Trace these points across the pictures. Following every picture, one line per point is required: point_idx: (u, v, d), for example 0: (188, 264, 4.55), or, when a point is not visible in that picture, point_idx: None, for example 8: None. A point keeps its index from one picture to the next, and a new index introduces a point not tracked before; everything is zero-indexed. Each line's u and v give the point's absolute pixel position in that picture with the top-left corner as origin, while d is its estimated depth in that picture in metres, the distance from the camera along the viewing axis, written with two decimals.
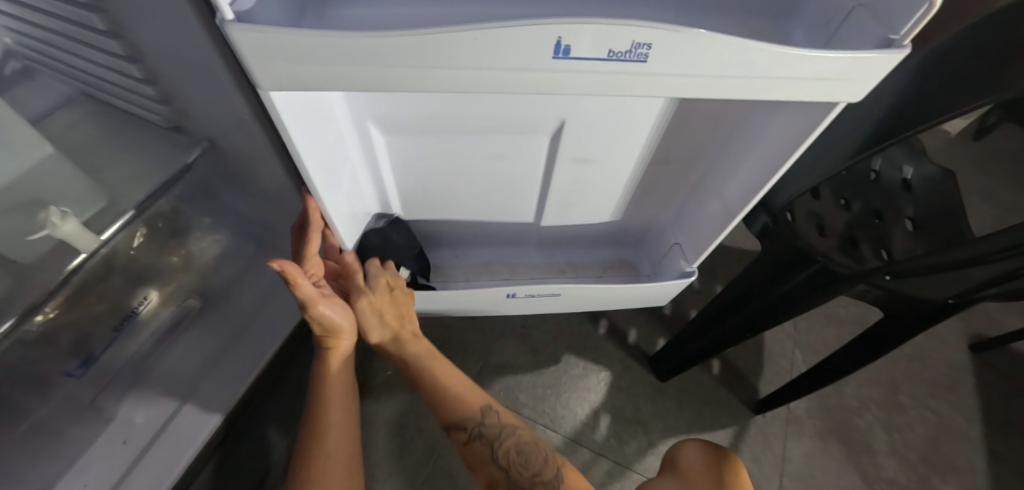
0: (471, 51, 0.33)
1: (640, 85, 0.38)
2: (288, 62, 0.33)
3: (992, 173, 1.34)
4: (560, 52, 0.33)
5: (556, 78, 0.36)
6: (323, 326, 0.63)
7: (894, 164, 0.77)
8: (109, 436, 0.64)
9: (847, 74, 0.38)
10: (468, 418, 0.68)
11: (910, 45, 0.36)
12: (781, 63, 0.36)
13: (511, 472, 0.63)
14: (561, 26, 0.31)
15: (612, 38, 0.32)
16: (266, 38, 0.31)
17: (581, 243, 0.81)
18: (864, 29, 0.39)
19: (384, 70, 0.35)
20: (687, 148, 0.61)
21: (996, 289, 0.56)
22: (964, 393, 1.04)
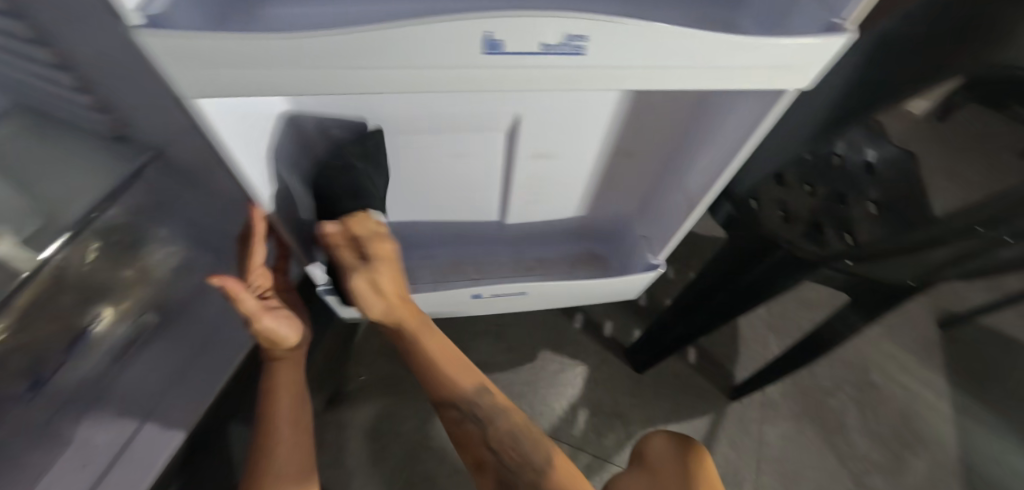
0: (399, 50, 0.31)
1: (583, 80, 0.37)
2: (210, 69, 0.31)
3: (957, 152, 1.37)
4: (491, 48, 0.32)
5: (493, 76, 0.35)
6: (269, 339, 0.61)
7: (858, 146, 0.69)
8: (66, 461, 0.62)
9: (795, 61, 0.37)
10: (462, 398, 0.61)
11: (856, 29, 0.35)
12: (724, 51, 0.35)
13: (500, 457, 0.58)
14: (487, 20, 0.30)
15: (545, 30, 0.31)
16: (181, 42, 0.28)
17: (550, 238, 0.80)
18: (810, 14, 0.38)
19: (311, 74, 0.32)
20: (646, 139, 0.60)
21: (955, 268, 0.58)
22: (934, 368, 1.06)
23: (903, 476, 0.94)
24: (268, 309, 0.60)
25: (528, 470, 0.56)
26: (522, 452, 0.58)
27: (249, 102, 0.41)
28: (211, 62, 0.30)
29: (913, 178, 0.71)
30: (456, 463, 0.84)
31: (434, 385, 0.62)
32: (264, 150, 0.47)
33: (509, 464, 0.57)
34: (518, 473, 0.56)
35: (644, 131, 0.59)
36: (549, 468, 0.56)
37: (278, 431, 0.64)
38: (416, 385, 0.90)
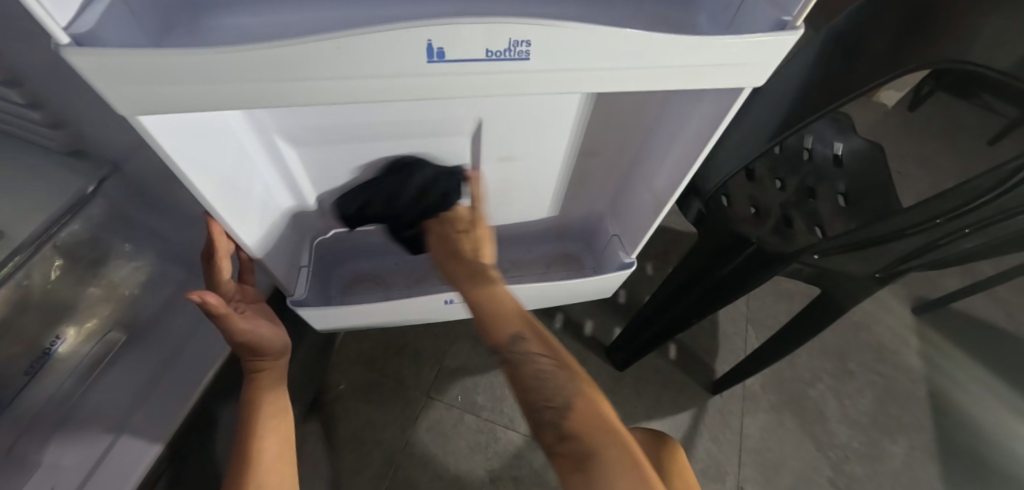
0: (339, 61, 0.30)
1: (535, 84, 0.36)
2: (145, 85, 0.29)
3: (927, 141, 1.40)
4: (435, 56, 0.31)
5: (438, 83, 0.34)
6: (253, 349, 0.58)
7: (824, 140, 0.74)
8: (36, 483, 0.57)
9: (744, 59, 0.37)
10: (498, 342, 0.57)
11: (802, 27, 0.35)
12: (671, 51, 0.35)
13: (531, 403, 0.53)
14: (427, 28, 0.29)
15: (486, 36, 0.31)
16: (115, 61, 0.27)
17: (523, 240, 0.80)
18: (757, 9, 0.37)
19: (253, 86, 0.31)
20: (611, 139, 0.60)
21: (918, 261, 0.56)
22: (909, 355, 1.08)
23: (881, 462, 0.95)
24: (251, 318, 0.58)
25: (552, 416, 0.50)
26: (550, 396, 0.52)
27: (202, 117, 0.40)
28: (141, 80, 0.29)
29: (878, 172, 0.72)
30: (438, 469, 0.83)
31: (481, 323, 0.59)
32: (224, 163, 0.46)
33: (537, 409, 0.52)
34: (545, 415, 0.51)
35: (608, 131, 0.59)
36: (573, 413, 0.50)
37: (266, 440, 0.58)
38: (396, 391, 0.90)
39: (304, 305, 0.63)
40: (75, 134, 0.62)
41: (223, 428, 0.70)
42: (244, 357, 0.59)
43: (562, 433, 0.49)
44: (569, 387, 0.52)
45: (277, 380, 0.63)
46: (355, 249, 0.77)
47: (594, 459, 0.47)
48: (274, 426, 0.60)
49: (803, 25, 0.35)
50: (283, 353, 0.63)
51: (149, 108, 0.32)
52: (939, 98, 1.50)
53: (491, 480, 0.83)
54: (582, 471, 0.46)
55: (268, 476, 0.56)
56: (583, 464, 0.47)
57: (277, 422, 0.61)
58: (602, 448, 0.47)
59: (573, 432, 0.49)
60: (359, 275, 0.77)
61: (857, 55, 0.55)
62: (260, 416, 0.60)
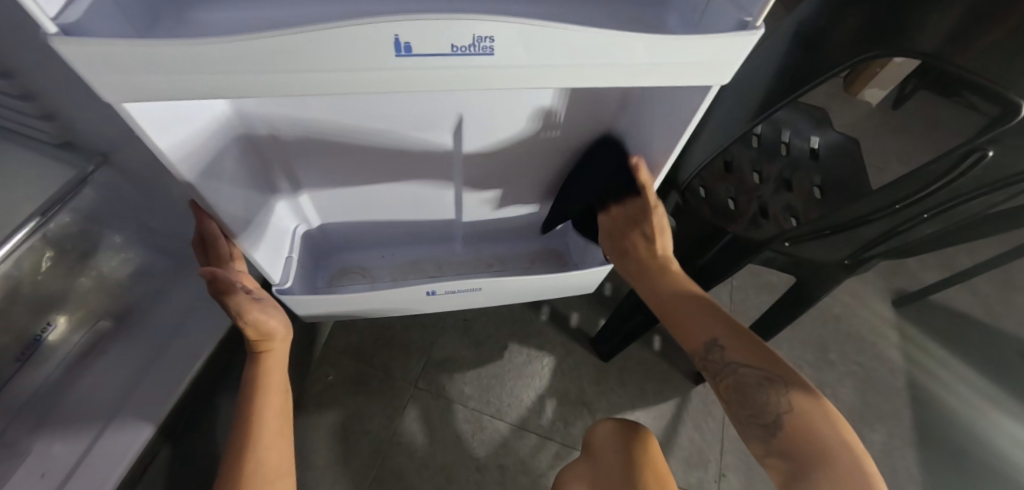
0: (315, 53, 0.32)
1: (494, 81, 0.38)
2: (137, 73, 0.30)
3: (908, 138, 1.43)
4: (402, 50, 0.33)
5: (410, 77, 0.36)
6: (258, 331, 0.57)
7: (802, 134, 0.76)
8: (24, 472, 0.58)
9: (703, 59, 0.38)
10: (691, 351, 0.59)
11: (763, 27, 0.36)
12: (632, 48, 0.37)
13: (732, 413, 0.53)
14: (395, 23, 0.31)
15: (450, 31, 0.32)
16: (104, 49, 0.28)
17: (507, 236, 0.83)
18: (719, 11, 0.39)
19: (237, 77, 0.33)
20: (586, 131, 0.63)
21: (882, 248, 0.57)
22: (889, 346, 1.11)
23: None
24: (259, 300, 0.56)
25: (756, 424, 0.50)
26: (755, 411, 0.51)
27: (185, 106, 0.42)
28: (133, 68, 0.30)
29: (853, 164, 0.74)
30: (426, 458, 0.85)
31: (673, 330, 0.61)
32: (206, 152, 0.46)
33: (740, 421, 0.52)
34: (751, 430, 0.51)
35: (586, 123, 0.61)
36: (780, 430, 0.48)
37: (265, 420, 0.57)
38: (384, 383, 0.91)
39: (290, 293, 0.64)
40: (66, 126, 0.62)
41: (221, 414, 0.74)
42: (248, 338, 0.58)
43: (768, 448, 0.48)
44: (781, 403, 0.49)
45: (281, 362, 0.63)
46: (339, 241, 0.78)
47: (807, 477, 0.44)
48: (273, 407, 0.59)
49: (764, 25, 0.36)
50: (287, 336, 0.62)
51: (136, 96, 0.33)
52: (921, 96, 1.53)
53: (478, 467, 0.85)
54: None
55: (269, 450, 0.56)
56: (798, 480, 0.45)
57: (278, 401, 0.60)
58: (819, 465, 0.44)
59: (782, 449, 0.47)
60: (346, 267, 0.79)
61: (823, 47, 0.56)
62: (262, 393, 0.59)
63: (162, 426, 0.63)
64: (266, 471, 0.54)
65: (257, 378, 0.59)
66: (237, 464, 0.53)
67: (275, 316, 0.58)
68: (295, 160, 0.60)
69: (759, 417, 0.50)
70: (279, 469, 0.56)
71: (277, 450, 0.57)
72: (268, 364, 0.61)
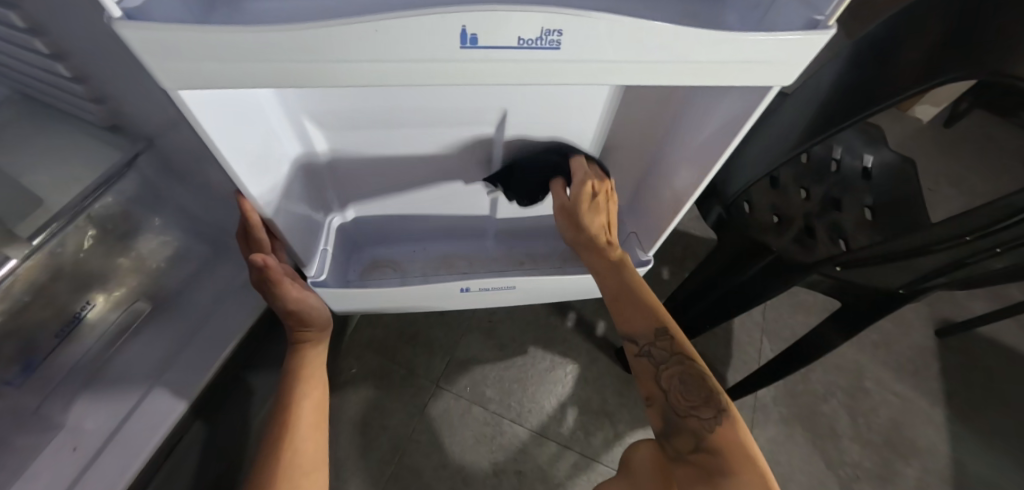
0: (377, 46, 0.31)
1: (559, 75, 0.36)
2: (192, 59, 0.29)
3: (960, 159, 1.37)
4: (468, 42, 0.32)
5: (474, 69, 0.34)
6: (298, 319, 0.59)
7: (854, 152, 0.76)
8: (57, 445, 0.60)
9: (774, 57, 0.36)
10: (637, 333, 0.57)
11: (835, 26, 0.34)
12: (699, 47, 0.35)
13: (667, 400, 0.53)
14: (462, 14, 0.29)
15: (521, 23, 0.31)
16: (165, 36, 0.27)
17: (539, 235, 0.81)
18: (789, 10, 0.37)
19: (287, 66, 0.32)
20: (632, 136, 0.61)
21: (943, 279, 0.53)
22: (929, 376, 1.05)
23: (893, 482, 0.93)
24: (303, 287, 0.59)
25: (691, 416, 0.50)
26: (697, 404, 0.50)
27: (244, 96, 0.42)
28: (193, 55, 0.29)
29: (908, 186, 0.73)
30: (443, 458, 0.84)
31: (619, 307, 0.59)
32: (258, 142, 0.46)
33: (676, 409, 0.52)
34: (687, 422, 0.50)
35: (635, 126, 0.59)
36: (716, 428, 0.49)
37: (303, 412, 0.57)
38: (406, 379, 0.91)
39: (324, 286, 0.64)
40: (114, 110, 0.62)
41: (257, 399, 0.76)
42: (291, 325, 0.60)
43: (699, 444, 0.49)
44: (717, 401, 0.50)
45: (321, 357, 0.64)
46: (372, 235, 0.77)
47: (728, 477, 0.45)
48: (310, 398, 0.59)
49: (836, 25, 0.35)
50: (327, 328, 0.64)
51: (190, 83, 0.32)
52: (975, 115, 1.46)
53: (495, 471, 0.84)
54: (712, 486, 0.45)
55: (305, 440, 0.55)
56: (716, 478, 0.45)
57: (317, 393, 0.61)
58: (741, 470, 0.45)
59: (712, 446, 0.48)
60: (376, 261, 0.78)
61: (886, 62, 0.55)
62: (300, 383, 0.59)
63: (191, 405, 0.64)
64: (304, 463, 0.54)
65: (298, 371, 0.60)
66: (273, 455, 0.53)
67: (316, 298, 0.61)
68: (340, 166, 0.60)
69: (696, 410, 0.50)
70: (318, 459, 0.55)
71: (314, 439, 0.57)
72: (308, 358, 0.62)
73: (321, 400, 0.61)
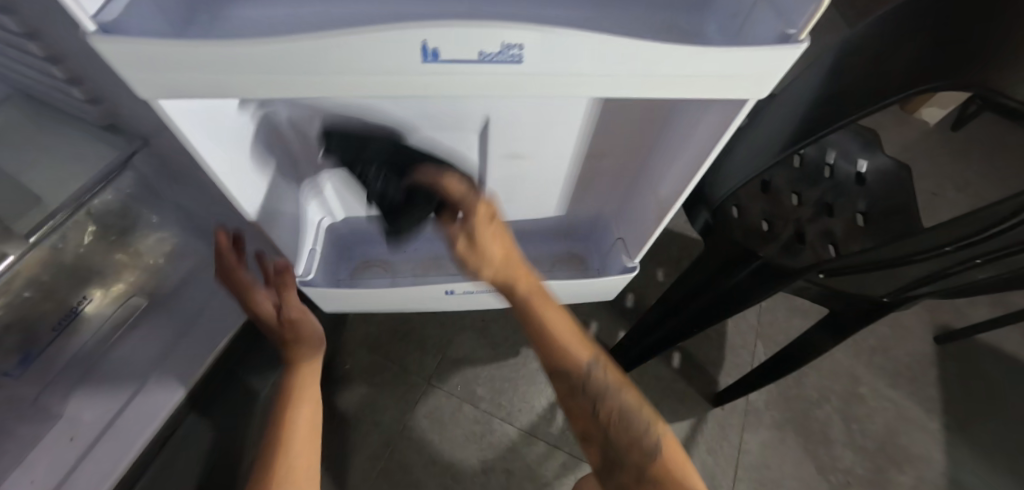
0: (344, 59, 0.31)
1: (530, 88, 0.36)
2: (165, 71, 0.30)
3: (968, 162, 1.35)
4: (429, 56, 0.32)
5: (439, 81, 0.35)
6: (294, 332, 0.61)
7: (848, 157, 0.75)
8: (55, 434, 0.63)
9: (747, 72, 0.35)
10: (572, 368, 0.56)
11: (807, 40, 0.32)
12: (669, 61, 0.34)
13: (609, 437, 0.53)
14: (422, 30, 0.29)
15: (480, 38, 0.30)
16: (135, 49, 0.28)
17: (529, 239, 0.81)
18: (764, 22, 0.35)
19: (258, 76, 0.32)
20: (618, 143, 0.60)
21: (928, 288, 0.53)
22: (927, 383, 1.04)
23: None
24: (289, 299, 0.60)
25: (632, 452, 0.52)
26: (636, 438, 0.52)
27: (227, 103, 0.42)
28: (161, 67, 0.30)
29: (901, 192, 0.73)
30: (433, 455, 0.85)
31: (545, 350, 0.58)
32: (241, 145, 0.46)
33: (618, 446, 0.52)
34: (629, 458, 0.52)
35: (621, 133, 0.58)
36: (656, 462, 0.51)
37: (295, 429, 0.58)
38: (399, 377, 0.92)
39: (312, 285, 0.65)
40: (111, 109, 0.63)
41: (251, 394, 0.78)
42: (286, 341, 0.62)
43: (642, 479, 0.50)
44: (651, 431, 0.53)
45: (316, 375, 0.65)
46: (363, 235, 0.78)
47: None
48: (303, 416, 0.60)
49: (809, 39, 0.32)
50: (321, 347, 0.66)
51: (169, 94, 0.33)
52: (984, 118, 1.43)
53: (484, 469, 0.85)
54: None
55: (299, 457, 0.56)
56: None
57: (310, 412, 0.62)
58: None
59: (654, 480, 0.50)
60: (368, 261, 0.78)
61: (867, 69, 0.54)
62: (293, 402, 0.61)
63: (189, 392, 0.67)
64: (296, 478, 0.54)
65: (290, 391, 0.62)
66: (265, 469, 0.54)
67: (268, 299, 0.60)
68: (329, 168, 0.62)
69: (636, 445, 0.52)
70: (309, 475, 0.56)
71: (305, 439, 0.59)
72: (303, 376, 0.64)
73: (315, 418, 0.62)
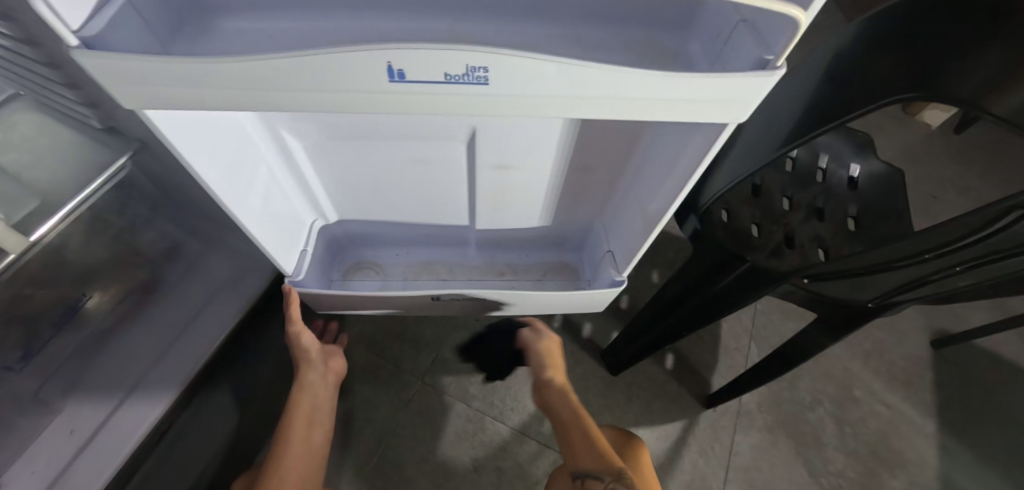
0: (320, 76, 0.32)
1: (499, 107, 0.36)
2: (145, 83, 0.31)
3: (970, 165, 1.33)
4: (395, 76, 0.32)
5: (408, 99, 0.35)
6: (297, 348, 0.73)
7: (841, 161, 0.75)
8: (57, 426, 0.66)
9: (724, 97, 0.34)
10: (609, 472, 0.59)
11: (784, 67, 0.31)
12: (639, 86, 0.34)
13: None
14: (385, 51, 0.30)
15: (444, 60, 0.31)
16: (118, 62, 0.29)
17: (521, 246, 0.82)
18: (744, 48, 0.34)
19: (237, 91, 0.33)
20: (605, 156, 0.60)
21: (910, 295, 0.53)
22: (922, 388, 1.04)
23: None
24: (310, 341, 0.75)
25: None
26: None
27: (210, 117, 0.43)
28: (139, 80, 0.31)
29: (893, 197, 0.73)
30: (425, 452, 0.87)
31: (581, 439, 0.66)
32: (225, 152, 0.47)
33: None
34: None
35: (605, 147, 0.58)
36: None
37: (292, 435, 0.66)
38: (393, 374, 0.94)
39: (304, 287, 0.67)
40: (107, 113, 0.64)
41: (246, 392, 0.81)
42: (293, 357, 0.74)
43: None
44: None
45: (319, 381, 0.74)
46: (356, 239, 0.80)
47: None
48: (297, 424, 0.68)
49: (786, 65, 0.32)
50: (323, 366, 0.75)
51: (152, 104, 0.34)
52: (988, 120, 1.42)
53: (475, 467, 0.86)
54: None
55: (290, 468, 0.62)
56: None
57: (302, 425, 0.68)
58: None
59: None
60: (361, 262, 0.81)
61: (856, 83, 0.55)
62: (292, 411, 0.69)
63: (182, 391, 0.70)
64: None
65: (297, 398, 0.70)
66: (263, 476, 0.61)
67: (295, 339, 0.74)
68: (321, 176, 0.63)
69: None
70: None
71: (304, 449, 0.66)
72: (302, 384, 0.72)
73: (311, 429, 0.69)
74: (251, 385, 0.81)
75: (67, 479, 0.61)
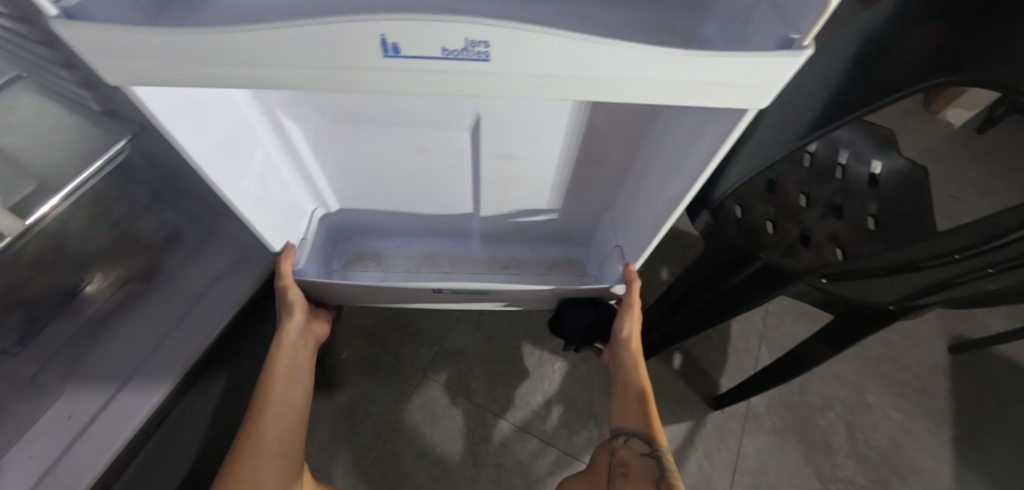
0: (312, 52, 0.30)
1: (501, 90, 0.34)
2: (128, 58, 0.30)
3: (993, 166, 1.29)
4: (389, 51, 0.30)
5: (403, 78, 0.33)
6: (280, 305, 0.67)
7: (862, 157, 0.72)
8: (53, 414, 0.64)
9: (744, 81, 0.32)
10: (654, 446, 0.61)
11: (811, 46, 0.29)
12: (652, 66, 0.32)
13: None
14: (378, 22, 0.28)
15: (442, 33, 0.29)
16: (97, 33, 0.27)
17: (526, 240, 0.80)
18: (767, 27, 0.32)
19: (225, 66, 0.32)
20: (614, 149, 0.58)
21: (935, 298, 0.50)
22: (937, 395, 1.01)
23: None
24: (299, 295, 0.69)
25: None
26: None
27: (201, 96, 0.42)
28: (121, 55, 0.29)
29: (915, 196, 0.70)
30: (424, 447, 0.85)
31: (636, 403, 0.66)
32: (219, 137, 0.46)
33: None
34: None
35: (613, 136, 0.56)
36: None
37: (270, 396, 0.65)
38: (394, 367, 0.92)
39: (303, 276, 0.66)
40: (106, 95, 0.62)
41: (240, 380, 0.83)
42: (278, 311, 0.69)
43: None
44: None
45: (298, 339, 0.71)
46: (358, 228, 0.78)
47: None
48: (275, 390, 0.66)
49: (813, 45, 0.29)
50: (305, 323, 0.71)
51: (140, 81, 0.32)
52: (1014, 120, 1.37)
53: (475, 463, 0.85)
54: None
55: (268, 430, 0.63)
56: None
57: (281, 386, 0.67)
58: None
59: None
60: (362, 252, 0.80)
61: (881, 69, 0.51)
62: (271, 369, 0.67)
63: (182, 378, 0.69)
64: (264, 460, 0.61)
65: (275, 357, 0.68)
66: (242, 439, 0.61)
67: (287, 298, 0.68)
68: (322, 161, 0.62)
69: None
70: (275, 459, 0.62)
71: (284, 410, 0.65)
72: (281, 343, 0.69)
73: (291, 394, 0.68)
74: (246, 372, 0.84)
75: (65, 465, 0.59)
